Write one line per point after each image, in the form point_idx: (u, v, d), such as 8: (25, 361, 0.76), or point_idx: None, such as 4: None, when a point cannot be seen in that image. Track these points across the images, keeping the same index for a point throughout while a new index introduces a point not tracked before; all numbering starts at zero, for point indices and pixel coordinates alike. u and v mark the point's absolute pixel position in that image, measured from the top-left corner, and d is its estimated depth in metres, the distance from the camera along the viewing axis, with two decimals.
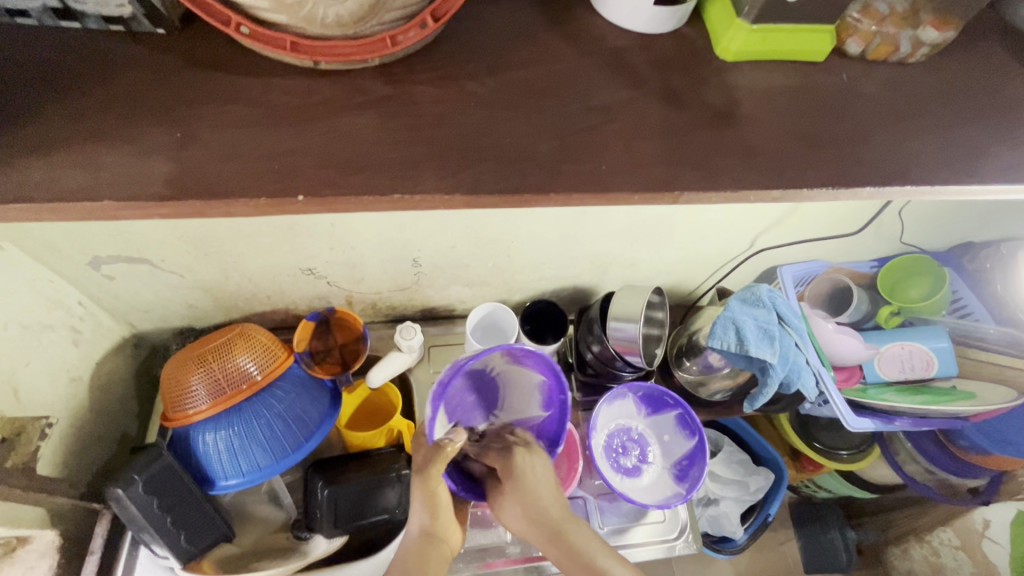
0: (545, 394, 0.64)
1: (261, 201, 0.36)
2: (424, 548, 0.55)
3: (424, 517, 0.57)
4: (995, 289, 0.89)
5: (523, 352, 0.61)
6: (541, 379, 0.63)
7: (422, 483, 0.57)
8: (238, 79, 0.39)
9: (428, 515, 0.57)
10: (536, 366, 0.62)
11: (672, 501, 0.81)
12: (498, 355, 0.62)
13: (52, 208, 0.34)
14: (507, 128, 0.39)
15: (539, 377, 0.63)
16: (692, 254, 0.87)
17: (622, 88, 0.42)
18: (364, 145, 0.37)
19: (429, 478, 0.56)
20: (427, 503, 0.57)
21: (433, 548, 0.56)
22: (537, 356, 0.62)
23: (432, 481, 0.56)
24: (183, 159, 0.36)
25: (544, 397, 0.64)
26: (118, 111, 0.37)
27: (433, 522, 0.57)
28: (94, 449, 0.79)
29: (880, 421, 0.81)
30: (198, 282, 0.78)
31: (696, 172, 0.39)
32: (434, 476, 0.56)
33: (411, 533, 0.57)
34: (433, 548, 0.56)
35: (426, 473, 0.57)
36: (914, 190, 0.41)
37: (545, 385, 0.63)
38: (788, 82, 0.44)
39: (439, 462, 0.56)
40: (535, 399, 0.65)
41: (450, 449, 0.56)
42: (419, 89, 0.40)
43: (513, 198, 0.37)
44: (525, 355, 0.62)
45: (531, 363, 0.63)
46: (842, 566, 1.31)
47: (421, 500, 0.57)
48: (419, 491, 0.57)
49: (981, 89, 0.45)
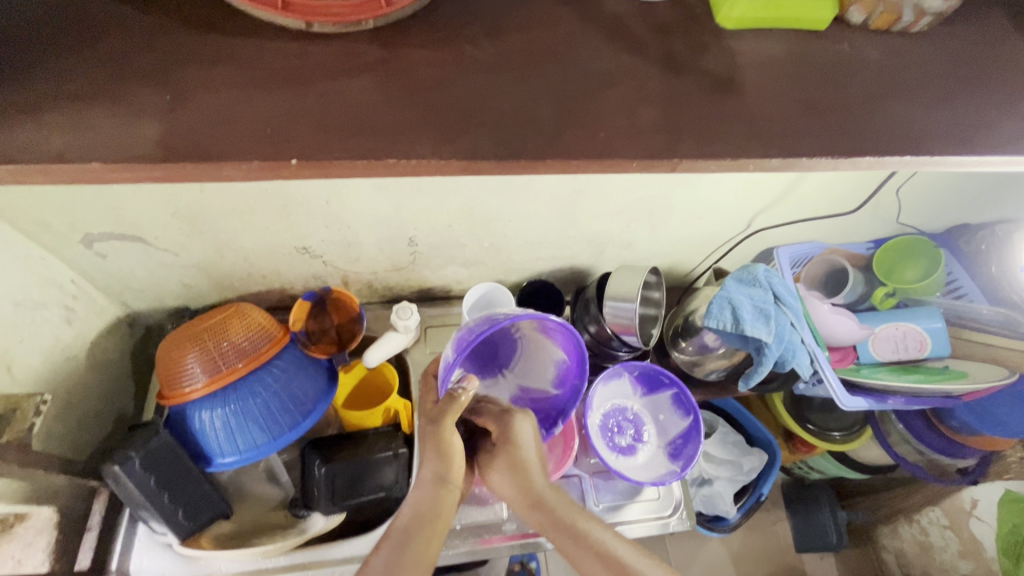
0: (560, 370, 0.64)
1: (254, 166, 0.35)
2: (437, 495, 0.57)
3: (436, 466, 0.58)
4: (989, 270, 0.89)
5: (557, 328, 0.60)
6: (561, 357, 0.63)
7: (434, 434, 0.57)
8: (228, 43, 0.38)
9: (440, 465, 0.57)
10: (564, 346, 0.62)
11: (667, 479, 0.82)
12: (531, 321, 0.62)
13: (43, 171, 0.33)
14: (504, 94, 0.38)
15: (561, 354, 0.63)
16: (689, 234, 0.87)
17: (621, 55, 0.41)
18: (357, 110, 0.37)
19: (442, 430, 0.56)
20: (440, 456, 0.57)
21: (446, 493, 0.58)
22: (567, 338, 0.61)
23: (446, 432, 0.57)
24: (173, 122, 0.35)
25: (559, 375, 0.64)
26: (106, 73, 0.36)
27: (447, 470, 0.57)
28: (90, 427, 0.79)
29: (873, 399, 0.82)
30: (193, 261, 0.78)
31: (696, 140, 0.39)
32: (449, 430, 0.56)
33: (422, 480, 0.58)
34: (446, 493, 0.58)
35: (439, 427, 0.56)
36: (914, 160, 0.41)
37: (563, 365, 0.63)
38: (788, 51, 0.44)
39: (452, 415, 0.55)
40: (549, 371, 0.65)
41: (463, 399, 0.55)
42: (414, 54, 0.39)
43: (510, 164, 0.37)
44: (555, 331, 0.62)
45: (559, 341, 0.62)
46: (833, 545, 1.33)
47: (433, 453, 0.57)
48: (432, 444, 0.57)
49: (982, 60, 0.45)
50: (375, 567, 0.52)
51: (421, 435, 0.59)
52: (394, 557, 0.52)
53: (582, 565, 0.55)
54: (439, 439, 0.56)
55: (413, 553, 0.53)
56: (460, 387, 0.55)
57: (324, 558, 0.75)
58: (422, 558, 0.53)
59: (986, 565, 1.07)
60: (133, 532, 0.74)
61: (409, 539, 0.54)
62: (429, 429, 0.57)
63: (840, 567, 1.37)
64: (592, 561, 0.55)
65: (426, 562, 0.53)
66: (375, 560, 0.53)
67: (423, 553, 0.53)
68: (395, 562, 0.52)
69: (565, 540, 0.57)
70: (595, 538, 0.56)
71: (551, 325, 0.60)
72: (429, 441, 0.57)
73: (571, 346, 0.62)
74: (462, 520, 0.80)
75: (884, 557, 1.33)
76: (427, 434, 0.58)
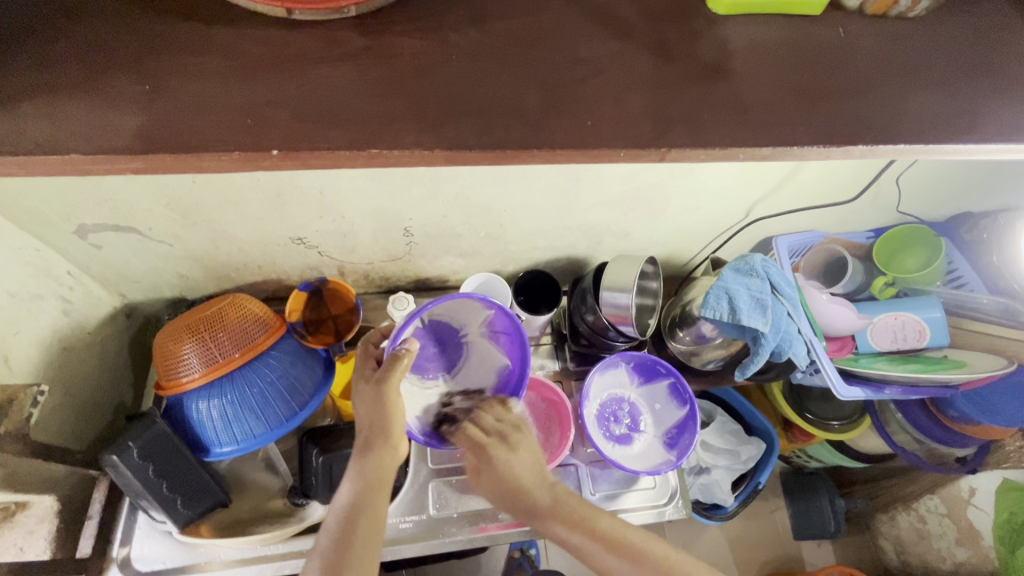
0: (501, 378, 0.66)
1: (237, 155, 0.35)
2: (380, 459, 0.55)
3: (380, 427, 0.56)
4: (991, 259, 0.88)
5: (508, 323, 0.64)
6: (503, 362, 0.66)
7: (377, 394, 0.57)
8: (209, 31, 0.37)
9: (381, 426, 0.56)
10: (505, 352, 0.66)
11: (662, 467, 0.82)
12: (487, 318, 0.65)
13: (27, 164, 0.33)
14: (491, 83, 0.38)
15: (503, 359, 0.66)
16: (687, 223, 0.86)
17: (611, 41, 0.41)
18: (342, 99, 0.36)
19: (386, 391, 0.56)
20: (380, 418, 0.56)
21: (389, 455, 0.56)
22: (511, 338, 0.64)
23: (390, 392, 0.57)
24: (151, 112, 0.35)
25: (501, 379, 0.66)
26: (86, 62, 0.36)
27: (389, 429, 0.56)
28: (90, 417, 0.80)
29: (869, 389, 0.82)
30: (187, 252, 0.78)
31: (685, 128, 0.38)
32: (393, 389, 0.57)
33: (361, 449, 0.56)
34: (389, 456, 0.56)
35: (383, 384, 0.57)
36: (908, 149, 0.40)
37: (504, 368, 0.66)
38: (783, 38, 0.43)
39: (400, 371, 0.56)
40: (490, 376, 0.66)
41: (406, 360, 0.57)
42: (400, 41, 0.38)
43: (498, 154, 0.36)
44: (501, 334, 0.65)
45: (503, 346, 0.66)
46: (831, 533, 1.35)
47: (373, 417, 0.57)
48: (373, 402, 0.57)
49: (981, 46, 0.44)
50: (322, 549, 0.50)
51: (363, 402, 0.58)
52: (340, 538, 0.50)
53: (593, 556, 0.56)
54: (381, 398, 0.56)
55: (360, 533, 0.50)
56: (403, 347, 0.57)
57: None
58: (371, 537, 0.51)
59: (982, 552, 1.08)
60: (133, 520, 0.75)
61: (355, 517, 0.52)
62: (372, 390, 0.57)
63: (837, 555, 1.38)
64: (597, 546, 0.55)
65: (373, 542, 0.51)
66: (322, 540, 0.50)
67: (372, 529, 0.51)
68: (342, 545, 0.50)
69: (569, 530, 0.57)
70: (599, 526, 0.57)
71: (497, 324, 0.64)
72: (370, 403, 0.57)
73: (515, 348, 0.65)
74: (458, 508, 0.81)
75: (881, 544, 1.34)
76: (370, 391, 0.58)
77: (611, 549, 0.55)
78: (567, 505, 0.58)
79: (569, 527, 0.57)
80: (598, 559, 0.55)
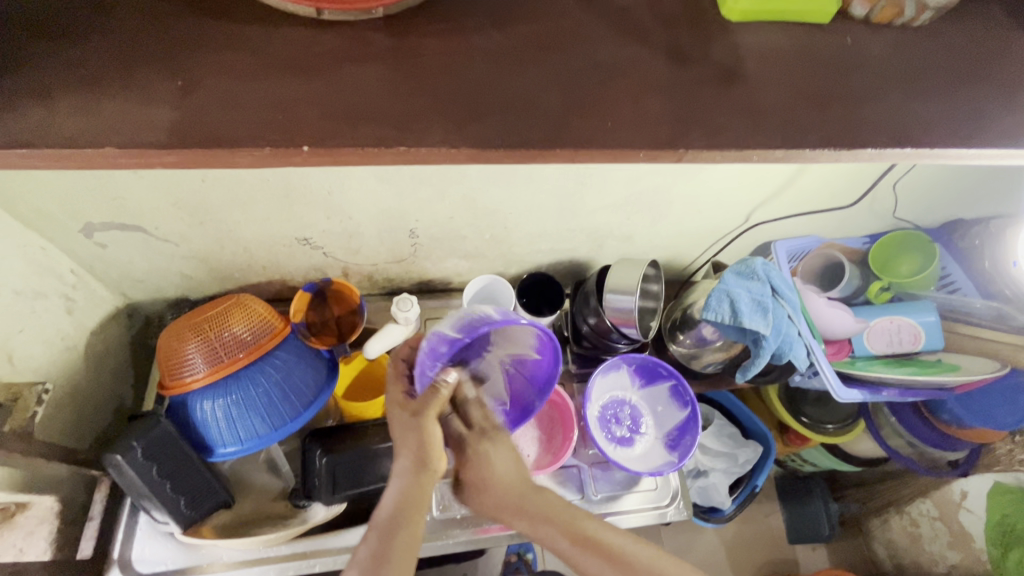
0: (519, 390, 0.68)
1: (267, 152, 0.35)
2: (418, 480, 0.55)
3: (416, 452, 0.55)
4: (983, 265, 0.90)
5: (546, 345, 0.63)
6: (529, 378, 0.67)
7: (414, 425, 0.57)
8: (238, 30, 0.38)
9: (417, 451, 0.55)
10: (530, 369, 0.67)
11: (665, 469, 0.83)
12: (526, 333, 0.63)
13: (59, 157, 0.34)
14: (513, 84, 0.39)
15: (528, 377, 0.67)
16: (688, 227, 0.87)
17: (627, 45, 0.42)
18: (369, 97, 0.37)
19: (424, 424, 0.57)
20: (418, 444, 0.56)
21: (427, 478, 0.55)
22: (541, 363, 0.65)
23: (429, 424, 0.57)
24: (182, 107, 0.35)
25: (517, 393, 0.68)
26: (117, 58, 0.36)
27: (426, 455, 0.55)
28: (91, 417, 0.79)
29: (867, 392, 0.83)
30: (192, 252, 0.78)
31: (701, 130, 0.40)
32: (430, 421, 0.57)
33: (404, 466, 0.55)
34: (428, 478, 0.55)
35: (422, 419, 0.57)
36: (913, 153, 0.42)
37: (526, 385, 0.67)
38: (793, 44, 0.44)
39: (436, 406, 0.58)
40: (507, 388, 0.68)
41: (445, 391, 0.59)
42: (424, 42, 0.39)
43: (520, 153, 0.37)
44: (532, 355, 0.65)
45: (530, 364, 0.66)
46: (825, 537, 1.35)
47: (410, 443, 0.56)
48: (410, 432, 0.57)
49: (981, 55, 0.45)
50: (360, 558, 0.51)
51: (397, 429, 0.58)
52: (380, 548, 0.51)
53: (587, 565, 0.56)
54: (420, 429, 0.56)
55: (399, 545, 0.51)
56: (442, 379, 0.59)
57: (325, 546, 0.77)
58: (409, 550, 0.51)
59: (974, 554, 1.10)
60: (134, 521, 0.75)
61: (394, 528, 0.52)
62: (411, 421, 0.57)
63: (831, 558, 1.39)
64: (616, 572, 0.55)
65: (412, 552, 0.51)
66: (361, 550, 0.51)
67: (411, 542, 0.52)
68: (381, 553, 0.50)
69: (569, 542, 0.57)
70: (620, 548, 0.56)
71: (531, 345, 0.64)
72: (407, 430, 0.57)
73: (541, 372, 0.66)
74: (461, 510, 0.81)
75: (874, 548, 1.36)
76: (409, 425, 0.57)
77: (628, 574, 0.54)
78: (583, 526, 0.57)
79: (584, 546, 0.56)
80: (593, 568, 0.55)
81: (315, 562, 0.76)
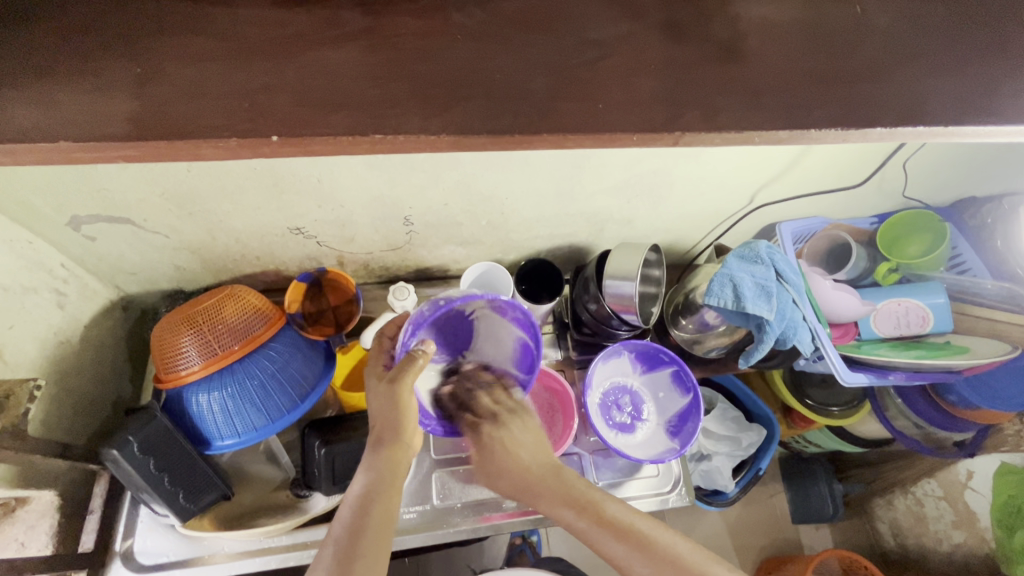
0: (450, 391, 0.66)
1: (236, 143, 0.34)
2: (393, 453, 0.55)
3: (391, 423, 0.56)
4: (995, 245, 0.87)
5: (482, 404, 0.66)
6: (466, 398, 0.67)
7: (388, 394, 0.56)
8: (202, 11, 0.36)
9: (393, 423, 0.56)
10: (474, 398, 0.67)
11: (667, 456, 0.82)
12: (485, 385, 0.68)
13: (18, 152, 0.33)
14: (498, 67, 0.36)
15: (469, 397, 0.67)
16: (690, 210, 0.85)
17: (620, 19, 0.39)
18: (345, 82, 0.35)
19: (398, 391, 0.56)
20: (393, 416, 0.56)
21: (402, 451, 0.56)
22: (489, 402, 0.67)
23: (403, 392, 0.56)
24: (143, 96, 0.34)
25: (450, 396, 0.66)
26: (73, 44, 0.34)
27: (402, 428, 0.56)
28: (88, 412, 0.79)
29: (873, 375, 0.81)
30: (182, 243, 0.76)
31: (699, 110, 0.38)
32: (406, 389, 0.56)
33: (377, 442, 0.56)
34: (401, 452, 0.56)
35: (397, 388, 0.56)
36: (925, 131, 0.39)
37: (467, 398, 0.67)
38: (799, 14, 0.41)
39: (412, 373, 0.56)
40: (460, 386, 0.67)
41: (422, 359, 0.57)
42: (402, 20, 0.37)
43: (505, 140, 0.35)
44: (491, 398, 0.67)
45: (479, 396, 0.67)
46: (830, 516, 1.36)
47: (386, 418, 0.56)
48: (386, 402, 0.56)
49: (1003, 22, 0.42)
50: (336, 536, 0.50)
51: (374, 401, 0.57)
52: (355, 522, 0.50)
53: (600, 544, 0.53)
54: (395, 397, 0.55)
55: (375, 518, 0.50)
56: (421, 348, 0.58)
57: (325, 536, 0.77)
58: (386, 519, 0.51)
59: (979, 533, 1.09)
60: (135, 514, 0.75)
61: (370, 501, 0.52)
62: (385, 389, 0.56)
63: (835, 538, 1.39)
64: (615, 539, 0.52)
65: (391, 523, 0.51)
66: (336, 527, 0.50)
67: (388, 512, 0.52)
68: (358, 527, 0.50)
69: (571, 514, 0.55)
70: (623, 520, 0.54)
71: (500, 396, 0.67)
72: (383, 403, 0.56)
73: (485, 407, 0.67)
74: (462, 498, 0.81)
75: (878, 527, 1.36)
76: (383, 392, 0.57)
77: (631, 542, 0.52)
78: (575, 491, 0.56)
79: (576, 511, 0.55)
80: (604, 546, 0.53)
81: (316, 552, 0.76)
